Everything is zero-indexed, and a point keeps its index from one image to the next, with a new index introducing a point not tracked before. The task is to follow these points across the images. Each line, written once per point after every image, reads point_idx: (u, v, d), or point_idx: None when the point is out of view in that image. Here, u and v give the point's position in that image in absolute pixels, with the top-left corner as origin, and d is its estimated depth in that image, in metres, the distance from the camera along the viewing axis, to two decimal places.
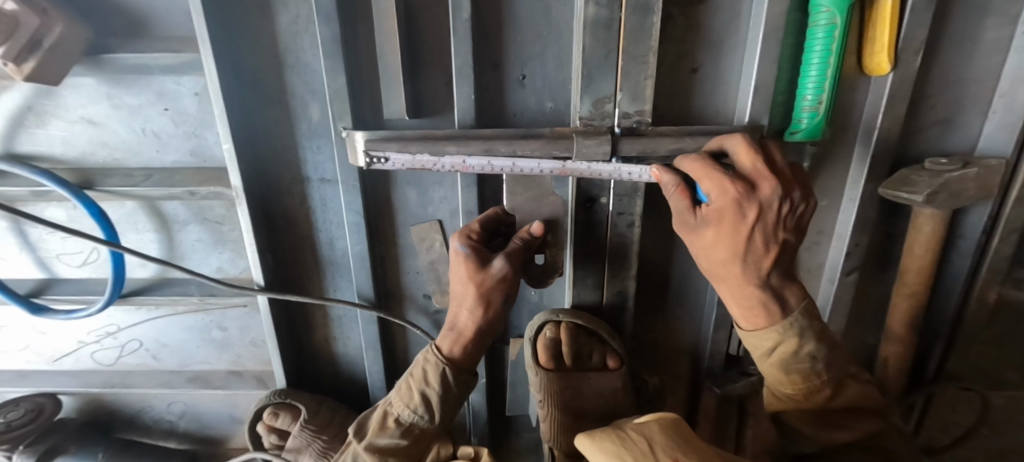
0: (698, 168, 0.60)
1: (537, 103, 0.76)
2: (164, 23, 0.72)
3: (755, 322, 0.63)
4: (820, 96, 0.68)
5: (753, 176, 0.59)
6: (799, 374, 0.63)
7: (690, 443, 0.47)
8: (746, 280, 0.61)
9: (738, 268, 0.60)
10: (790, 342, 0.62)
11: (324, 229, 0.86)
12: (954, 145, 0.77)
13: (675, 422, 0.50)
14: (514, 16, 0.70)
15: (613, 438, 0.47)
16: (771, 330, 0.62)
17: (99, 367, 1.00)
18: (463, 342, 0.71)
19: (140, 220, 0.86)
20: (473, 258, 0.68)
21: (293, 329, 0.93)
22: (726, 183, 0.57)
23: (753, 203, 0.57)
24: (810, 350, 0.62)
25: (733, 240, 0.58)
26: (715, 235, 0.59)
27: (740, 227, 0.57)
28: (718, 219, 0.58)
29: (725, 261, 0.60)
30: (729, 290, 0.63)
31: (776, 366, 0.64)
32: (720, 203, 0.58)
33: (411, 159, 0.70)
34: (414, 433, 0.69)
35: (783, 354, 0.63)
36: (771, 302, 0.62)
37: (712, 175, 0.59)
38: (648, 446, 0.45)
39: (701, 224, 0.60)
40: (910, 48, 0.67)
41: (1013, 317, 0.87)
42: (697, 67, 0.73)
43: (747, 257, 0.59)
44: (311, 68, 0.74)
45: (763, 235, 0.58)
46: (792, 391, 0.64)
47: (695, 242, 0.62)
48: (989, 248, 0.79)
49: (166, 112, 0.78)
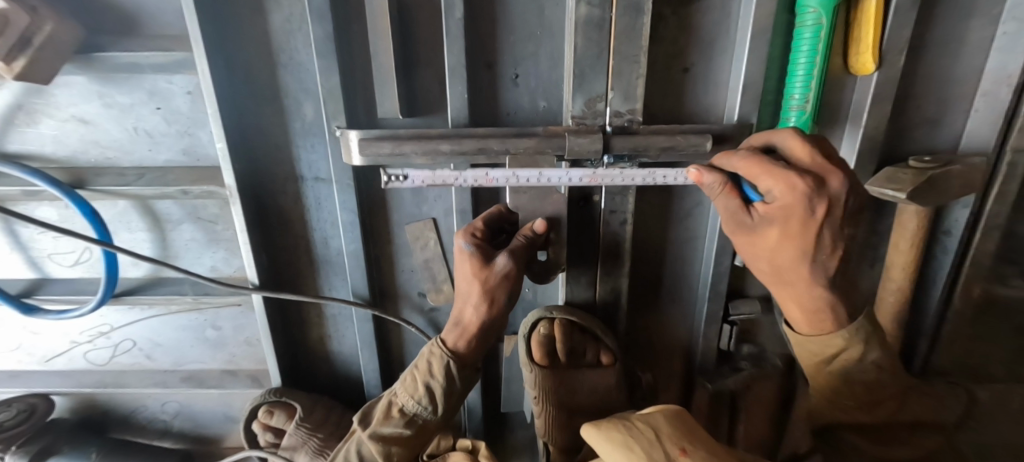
0: (755, 164, 0.58)
1: (530, 102, 0.77)
2: (157, 21, 0.72)
3: (820, 329, 0.65)
4: (807, 95, 0.70)
5: (816, 169, 0.57)
6: (861, 383, 0.66)
7: (696, 434, 0.48)
8: (814, 280, 0.60)
9: (808, 268, 0.59)
10: (854, 350, 0.64)
11: (319, 228, 0.86)
12: (938, 143, 0.78)
13: (678, 413, 0.51)
14: (506, 16, 0.71)
15: (621, 428, 0.48)
16: (837, 336, 0.63)
17: (92, 367, 0.99)
18: (468, 336, 0.67)
19: (133, 219, 0.86)
20: (477, 256, 0.65)
21: (288, 328, 0.93)
22: (795, 179, 0.55)
23: (822, 198, 0.55)
24: (874, 357, 0.65)
25: (801, 238, 0.57)
26: (779, 234, 0.58)
27: (809, 222, 0.56)
28: (784, 217, 0.57)
29: (792, 259, 0.59)
30: (794, 291, 0.63)
31: (836, 373, 0.66)
32: (787, 200, 0.56)
33: (430, 174, 0.72)
34: (417, 425, 0.65)
35: (846, 361, 0.65)
36: (839, 304, 0.62)
37: (775, 172, 0.56)
38: (655, 436, 0.46)
39: (762, 223, 0.59)
40: (895, 48, 0.68)
41: (997, 312, 0.89)
42: (688, 66, 0.74)
43: (816, 255, 0.59)
44: (305, 66, 0.75)
45: (831, 231, 0.58)
46: (853, 401, 0.67)
47: (755, 242, 0.60)
48: (972, 244, 0.80)
49: (159, 111, 0.78)
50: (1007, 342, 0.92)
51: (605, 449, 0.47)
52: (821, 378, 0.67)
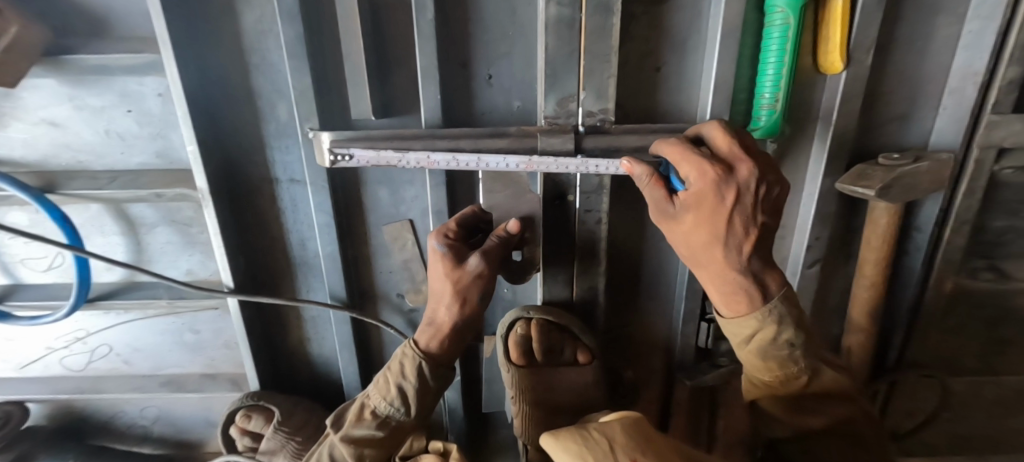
0: (676, 154, 0.61)
1: (505, 102, 0.77)
2: (125, 23, 0.71)
3: (737, 310, 0.65)
4: (777, 93, 0.70)
5: (729, 158, 0.60)
6: (776, 360, 0.64)
7: (649, 444, 0.47)
8: (728, 264, 0.62)
9: (721, 252, 0.61)
10: (768, 329, 0.63)
11: (296, 230, 0.86)
12: (908, 140, 0.79)
13: (637, 422, 0.50)
14: (478, 16, 0.71)
15: (576, 438, 0.46)
16: (751, 317, 0.63)
17: (69, 373, 0.98)
18: (441, 337, 0.67)
19: (106, 223, 0.85)
20: (450, 256, 0.65)
21: (266, 331, 0.93)
22: (704, 166, 0.58)
23: (730, 186, 0.58)
24: (788, 337, 0.64)
25: (712, 224, 0.60)
26: (693, 220, 0.60)
27: (719, 209, 0.58)
28: (697, 204, 0.59)
29: (707, 245, 0.61)
30: (713, 276, 0.64)
31: (754, 353, 0.65)
32: (699, 186, 0.58)
33: (374, 154, 0.69)
34: (391, 426, 0.65)
35: (762, 340, 0.64)
36: (752, 288, 0.63)
37: (690, 160, 0.59)
38: (609, 447, 0.45)
39: (680, 210, 0.61)
40: (863, 46, 0.69)
41: (969, 305, 0.90)
42: (661, 66, 0.74)
43: (729, 241, 0.61)
44: (277, 67, 0.74)
45: (742, 218, 0.60)
46: (770, 378, 0.66)
47: (675, 228, 0.63)
48: (943, 240, 0.81)
49: (130, 114, 0.77)
50: (979, 334, 0.93)
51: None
52: (741, 356, 0.67)
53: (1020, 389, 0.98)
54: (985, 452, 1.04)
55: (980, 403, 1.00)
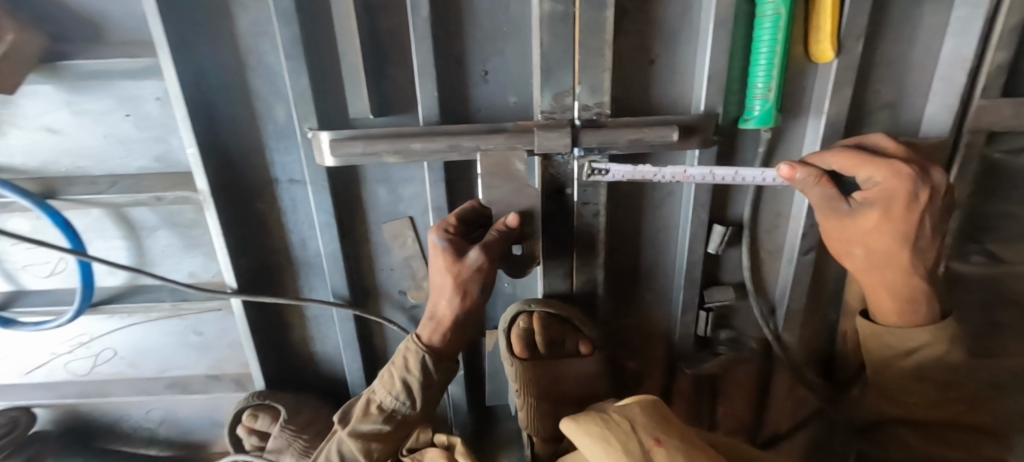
0: (851, 159, 0.63)
1: (501, 98, 0.78)
2: (120, 28, 0.71)
3: (908, 319, 0.69)
4: (770, 83, 0.71)
5: (915, 162, 0.62)
6: (933, 384, 0.68)
7: (670, 424, 0.46)
8: (911, 269, 0.65)
9: (908, 255, 0.64)
10: (936, 347, 0.67)
11: (297, 230, 0.86)
12: (901, 128, 0.80)
13: (654, 403, 0.50)
14: (473, 13, 0.72)
15: (596, 419, 0.46)
16: (923, 331, 0.67)
17: (74, 378, 0.98)
18: (443, 330, 0.68)
19: (108, 227, 0.85)
20: (450, 250, 0.66)
21: (270, 331, 0.93)
22: (901, 166, 0.60)
23: (925, 184, 0.60)
24: (954, 356, 0.68)
25: (903, 224, 0.62)
26: (878, 218, 0.62)
27: (913, 207, 0.61)
28: (886, 201, 0.61)
29: (891, 245, 0.64)
30: (886, 278, 0.67)
31: (911, 370, 0.69)
32: (890, 186, 0.60)
33: (632, 169, 0.70)
34: (397, 419, 0.66)
35: (925, 357, 0.68)
36: (928, 295, 0.67)
37: (873, 162, 0.61)
38: (630, 426, 0.44)
39: (860, 208, 0.63)
40: (853, 35, 0.70)
41: (960, 288, 0.92)
42: (654, 59, 0.75)
43: (915, 241, 0.63)
44: (274, 69, 0.75)
45: (931, 219, 0.63)
46: (915, 400, 0.70)
47: (851, 229, 0.65)
48: (935, 225, 0.83)
49: (128, 118, 0.78)
50: (975, 319, 0.95)
51: (583, 443, 0.45)
52: (890, 373, 0.70)
53: None
54: None
55: None
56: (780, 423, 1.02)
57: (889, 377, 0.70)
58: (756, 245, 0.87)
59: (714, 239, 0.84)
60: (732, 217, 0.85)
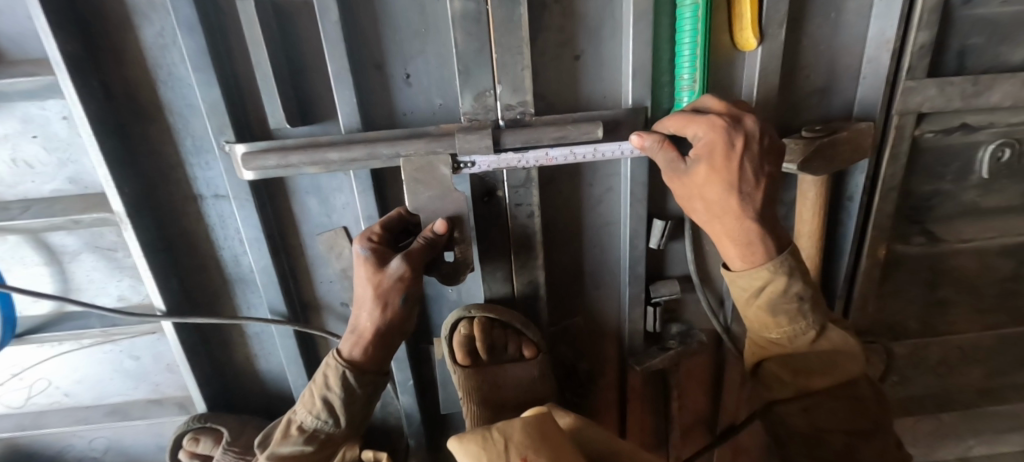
0: (679, 120, 0.63)
1: (426, 101, 0.76)
2: (17, 46, 0.68)
3: (751, 261, 0.65)
4: (695, 74, 0.70)
5: (735, 114, 0.63)
6: (786, 314, 0.66)
7: (549, 438, 0.47)
8: (744, 213, 0.63)
9: (737, 201, 0.62)
10: (779, 282, 0.64)
11: (227, 247, 0.84)
12: (834, 113, 0.80)
13: (543, 418, 0.50)
14: (388, 16, 0.69)
15: (476, 438, 0.46)
16: (763, 267, 0.64)
17: (9, 410, 0.95)
18: (364, 343, 0.66)
19: (27, 254, 0.82)
20: (372, 259, 0.64)
21: (208, 352, 0.91)
22: (715, 117, 0.60)
23: (738, 132, 0.61)
24: (797, 290, 0.65)
25: (725, 171, 0.61)
26: (708, 170, 0.62)
27: (731, 155, 0.61)
28: (709, 152, 0.61)
29: (723, 195, 0.62)
30: (725, 225, 0.64)
31: (764, 308, 0.66)
32: (710, 138, 0.61)
33: (496, 158, 0.70)
34: (319, 439, 0.66)
35: (772, 293, 0.65)
36: (767, 237, 0.64)
37: (695, 119, 0.62)
38: (504, 447, 0.45)
39: (691, 166, 0.63)
40: (775, 22, 0.69)
41: (905, 270, 0.92)
42: (579, 54, 0.73)
43: (742, 188, 0.62)
44: (185, 81, 0.71)
45: (752, 165, 0.62)
46: (777, 335, 0.68)
47: (689, 186, 0.64)
48: (873, 209, 0.82)
49: (36, 140, 0.74)
50: (921, 298, 0.95)
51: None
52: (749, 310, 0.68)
53: (960, 346, 1.01)
54: (935, 411, 1.07)
55: (922, 364, 1.03)
56: (736, 413, 1.04)
57: (749, 318, 0.68)
58: (698, 237, 0.86)
59: (655, 234, 0.83)
60: (672, 211, 0.84)
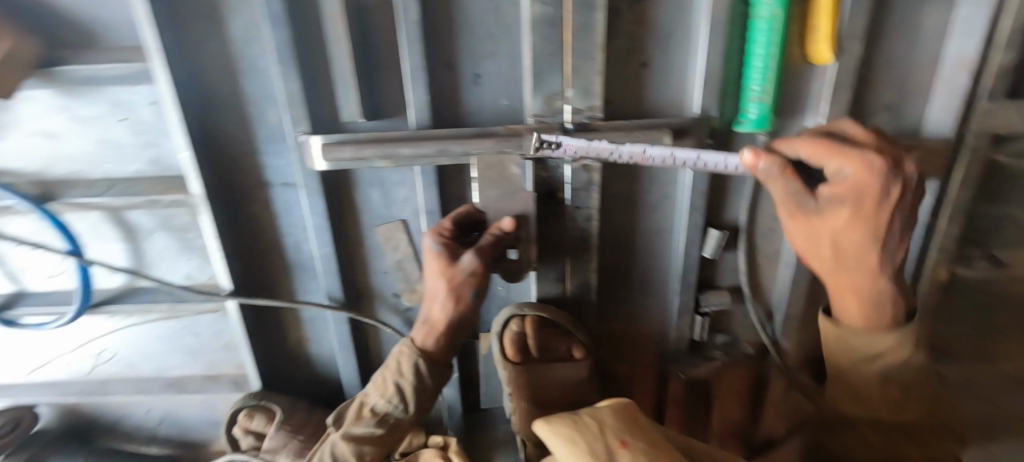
0: (819, 147, 0.58)
1: (492, 101, 0.77)
2: (114, 33, 0.72)
3: (872, 324, 0.66)
4: (766, 86, 0.69)
5: (892, 154, 0.57)
6: (894, 383, 0.67)
7: (635, 425, 0.54)
8: (876, 267, 0.62)
9: (875, 255, 0.60)
10: (906, 351, 0.65)
11: (291, 234, 0.87)
12: (901, 130, 0.78)
13: (625, 407, 0.56)
14: (464, 17, 0.71)
15: (568, 422, 0.53)
16: (860, 299, 0.65)
17: (75, 377, 1.00)
18: (436, 334, 0.70)
19: (105, 230, 0.86)
20: (445, 255, 0.67)
21: (266, 333, 0.94)
22: (876, 157, 0.55)
23: (897, 178, 0.56)
24: (918, 359, 0.66)
25: (870, 218, 0.57)
26: (848, 215, 0.58)
27: (882, 203, 0.56)
28: (857, 196, 0.56)
29: (860, 242, 0.60)
30: (851, 274, 0.63)
31: (877, 373, 0.67)
32: (860, 180, 0.55)
33: (587, 144, 0.67)
34: (389, 423, 0.69)
35: (891, 361, 0.66)
36: (888, 293, 0.64)
37: (843, 151, 0.56)
38: (598, 428, 0.52)
39: (824, 205, 0.59)
40: (852, 36, 0.68)
41: (964, 294, 0.90)
42: (647, 61, 0.74)
43: (884, 240, 0.59)
44: (266, 73, 0.74)
45: (900, 214, 0.58)
46: (880, 398, 0.68)
47: (818, 228, 0.60)
48: (936, 229, 0.81)
49: (123, 122, 0.78)
50: (976, 323, 0.94)
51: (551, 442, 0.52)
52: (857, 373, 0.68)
53: (1014, 375, 0.99)
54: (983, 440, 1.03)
55: (976, 392, 1.00)
56: (775, 427, 1.04)
57: (857, 381, 0.68)
58: (753, 249, 0.86)
59: (710, 244, 0.83)
60: (728, 221, 0.85)
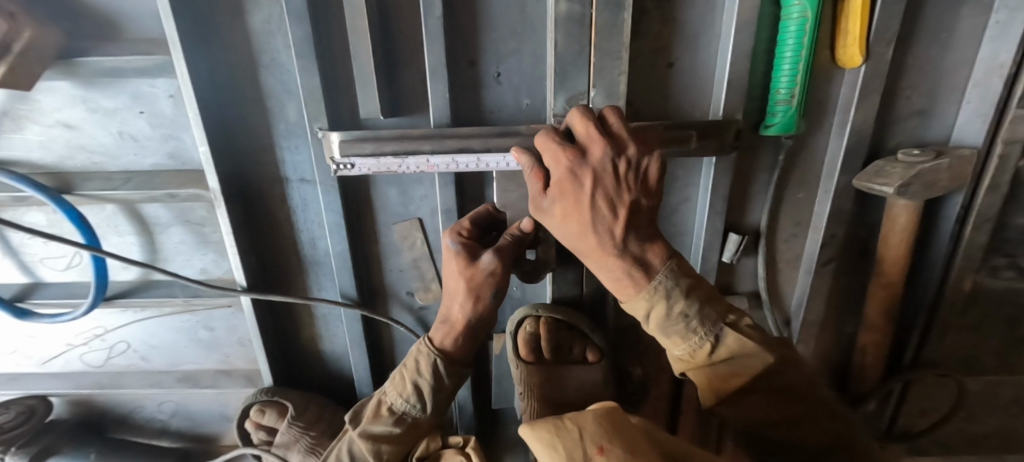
0: (540, 145, 0.59)
1: (513, 100, 0.76)
2: (136, 25, 0.71)
3: (624, 289, 0.59)
4: (793, 89, 0.68)
5: (586, 143, 0.58)
6: (680, 334, 0.59)
7: (623, 432, 0.43)
8: (604, 251, 0.57)
9: (594, 240, 0.57)
10: (658, 306, 0.58)
11: (306, 229, 0.86)
12: (930, 136, 0.77)
13: (614, 410, 0.46)
14: (487, 14, 0.70)
15: (548, 426, 0.43)
16: (640, 298, 0.58)
17: (88, 368, 1.00)
18: (455, 334, 0.70)
19: (122, 222, 0.86)
20: (463, 254, 0.67)
21: (280, 329, 0.94)
22: (558, 152, 0.56)
23: (585, 169, 0.56)
24: (682, 309, 0.58)
25: (579, 210, 0.56)
26: (565, 210, 0.58)
27: (581, 195, 0.56)
28: (561, 192, 0.57)
29: (582, 236, 0.58)
30: (592, 265, 0.60)
31: (656, 332, 0.60)
32: (559, 178, 0.57)
33: (374, 161, 0.70)
34: (407, 422, 0.69)
35: (659, 319, 0.59)
36: (634, 269, 0.58)
37: (551, 151, 0.57)
38: (579, 435, 0.42)
39: (550, 204, 0.59)
40: (884, 39, 0.66)
41: (990, 304, 0.88)
42: (672, 61, 0.73)
43: (598, 226, 0.57)
44: (286, 68, 0.73)
45: (606, 199, 0.56)
46: (682, 353, 0.60)
47: (553, 228, 0.60)
48: (963, 238, 0.80)
49: (142, 115, 0.78)
50: (1002, 334, 0.91)
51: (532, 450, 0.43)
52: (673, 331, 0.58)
53: None
54: (1002, 451, 1.01)
55: (995, 403, 0.98)
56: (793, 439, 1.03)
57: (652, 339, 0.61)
58: (773, 254, 0.85)
59: (729, 248, 0.83)
60: (749, 225, 0.84)
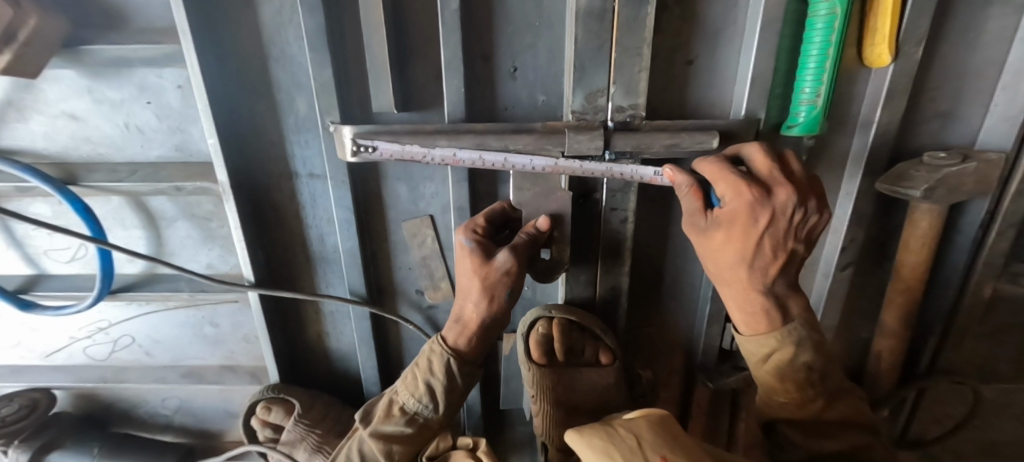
0: (714, 170, 0.60)
1: (529, 96, 0.75)
2: (143, 13, 0.70)
3: (754, 327, 0.63)
4: (819, 89, 0.66)
5: (769, 181, 0.58)
6: (796, 384, 0.61)
7: (677, 441, 0.45)
8: (752, 285, 0.60)
9: (746, 272, 0.60)
10: (786, 351, 0.60)
11: (314, 225, 0.85)
12: (953, 139, 0.75)
13: (663, 418, 0.49)
14: (504, 7, 0.68)
15: (599, 433, 0.46)
16: (769, 338, 0.61)
17: (92, 362, 0.99)
18: (468, 334, 0.69)
19: (127, 216, 0.85)
20: (478, 252, 0.66)
21: (287, 326, 0.93)
22: (741, 184, 0.57)
23: (766, 208, 0.56)
24: (806, 361, 0.61)
25: (745, 243, 0.58)
26: (725, 237, 0.59)
27: (751, 230, 0.57)
28: (730, 220, 0.58)
29: (733, 264, 0.60)
30: (730, 291, 0.63)
31: (771, 374, 0.62)
32: (736, 208, 0.57)
33: (398, 148, 0.67)
34: (419, 423, 0.68)
35: (780, 362, 0.61)
36: (773, 309, 0.61)
37: (732, 180, 0.58)
38: (636, 443, 0.44)
39: (710, 226, 0.60)
40: (913, 39, 0.64)
41: (1010, 312, 0.87)
42: (692, 59, 0.71)
43: (755, 262, 0.59)
44: (297, 60, 0.71)
45: (773, 242, 0.58)
46: (785, 399, 0.62)
47: (702, 246, 0.62)
48: (985, 244, 0.78)
49: (149, 106, 0.76)
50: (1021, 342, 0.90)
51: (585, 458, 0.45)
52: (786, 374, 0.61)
53: None
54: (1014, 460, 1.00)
55: (1009, 411, 0.97)
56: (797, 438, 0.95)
57: (757, 379, 0.64)
58: None
59: None
60: None
